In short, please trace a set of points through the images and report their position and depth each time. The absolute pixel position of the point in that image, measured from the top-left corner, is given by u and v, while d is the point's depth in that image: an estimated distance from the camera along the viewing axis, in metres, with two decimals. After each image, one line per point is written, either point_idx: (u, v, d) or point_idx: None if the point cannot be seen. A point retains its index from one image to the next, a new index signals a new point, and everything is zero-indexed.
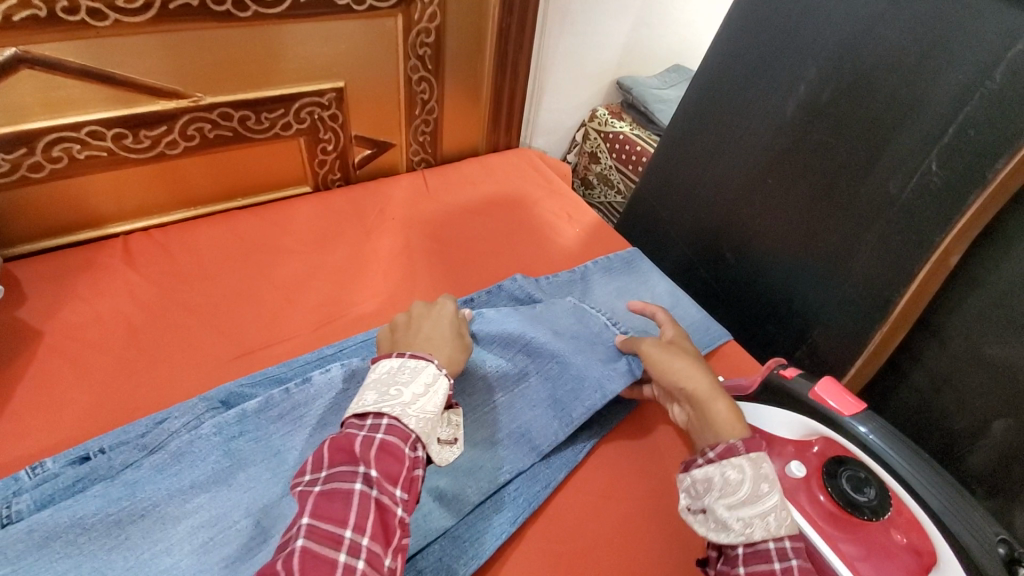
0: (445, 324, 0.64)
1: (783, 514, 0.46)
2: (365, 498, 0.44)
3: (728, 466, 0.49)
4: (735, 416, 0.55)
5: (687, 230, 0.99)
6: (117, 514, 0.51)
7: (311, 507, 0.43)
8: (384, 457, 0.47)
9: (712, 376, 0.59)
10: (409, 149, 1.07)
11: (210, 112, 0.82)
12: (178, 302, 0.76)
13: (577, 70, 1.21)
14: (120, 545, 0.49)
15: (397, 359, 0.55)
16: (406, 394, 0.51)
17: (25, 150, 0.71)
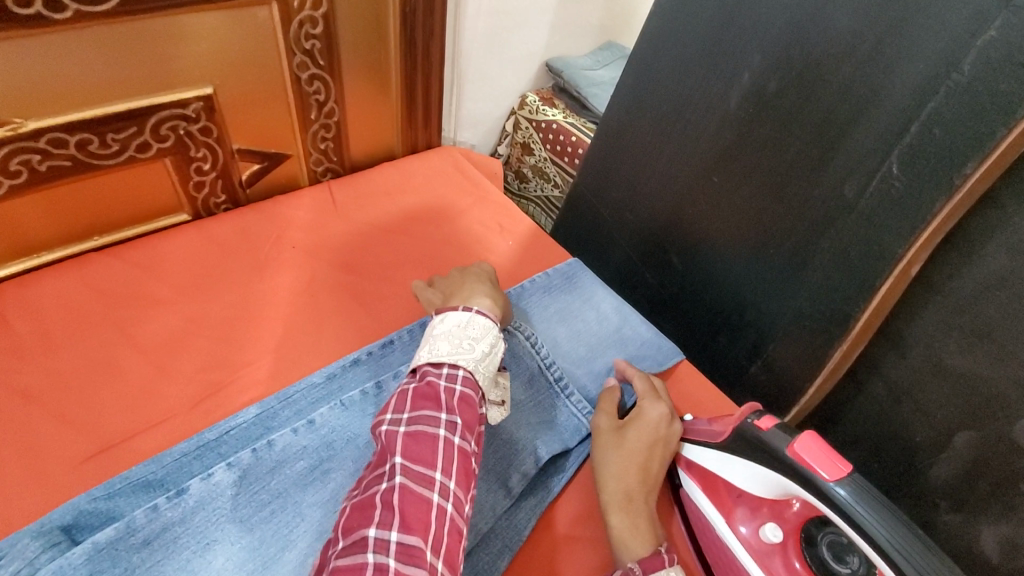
0: (484, 279, 0.73)
1: None
2: (450, 444, 0.47)
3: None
4: (629, 533, 0.52)
5: (629, 233, 0.90)
6: None
7: (402, 447, 0.46)
8: (463, 407, 0.51)
9: (636, 481, 0.55)
10: (310, 159, 0.92)
11: (35, 139, 0.64)
12: (13, 389, 0.60)
13: (500, 54, 1.07)
14: None
15: (465, 313, 0.59)
16: (478, 349, 0.56)
17: None
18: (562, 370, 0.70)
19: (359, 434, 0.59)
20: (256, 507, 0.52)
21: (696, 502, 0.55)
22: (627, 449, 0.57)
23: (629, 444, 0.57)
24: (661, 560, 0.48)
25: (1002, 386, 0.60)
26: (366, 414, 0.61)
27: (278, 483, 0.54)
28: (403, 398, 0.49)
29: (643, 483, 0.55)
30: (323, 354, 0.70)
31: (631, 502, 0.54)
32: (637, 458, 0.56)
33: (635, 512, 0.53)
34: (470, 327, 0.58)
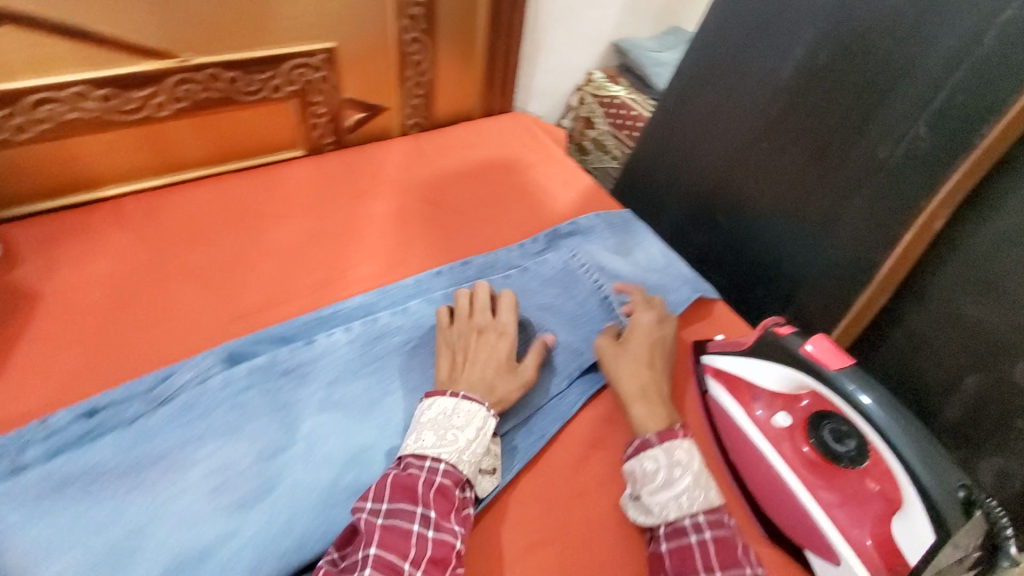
0: (502, 352, 0.64)
1: (694, 493, 0.55)
2: (425, 537, 0.50)
3: (644, 458, 0.57)
4: (652, 414, 0.62)
5: (681, 194, 0.99)
6: (132, 460, 0.52)
7: (376, 539, 0.49)
8: (440, 498, 0.52)
9: (648, 376, 0.65)
10: (403, 112, 1.06)
11: (198, 73, 0.80)
12: (173, 265, 0.76)
13: (572, 32, 1.19)
14: (138, 487, 0.51)
15: (452, 398, 0.57)
16: (461, 439, 0.55)
17: (8, 111, 0.71)
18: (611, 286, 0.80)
19: None
20: (367, 362, 0.66)
21: (719, 401, 0.65)
22: (631, 351, 0.68)
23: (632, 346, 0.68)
24: (679, 431, 0.59)
25: (1005, 332, 0.69)
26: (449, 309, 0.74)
27: (382, 349, 0.67)
28: (381, 484, 0.52)
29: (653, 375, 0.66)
30: (411, 266, 0.83)
31: (646, 390, 0.64)
32: (641, 357, 0.67)
33: (650, 397, 0.63)
34: (456, 414, 0.56)
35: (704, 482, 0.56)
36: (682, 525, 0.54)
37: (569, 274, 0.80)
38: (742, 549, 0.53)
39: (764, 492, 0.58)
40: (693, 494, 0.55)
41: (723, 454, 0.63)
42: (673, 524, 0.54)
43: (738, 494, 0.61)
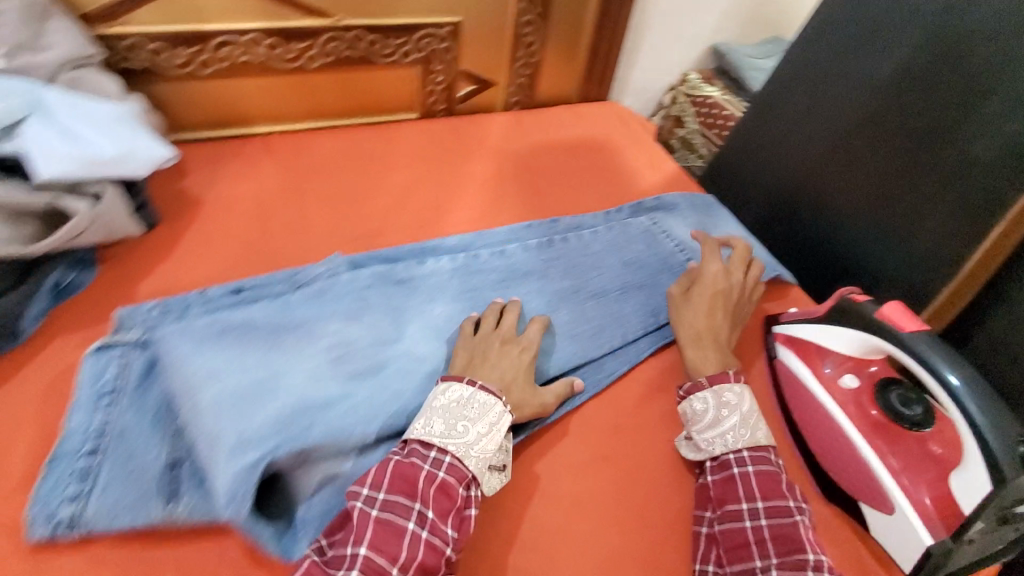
0: (524, 365, 0.65)
1: (739, 431, 0.62)
2: (417, 538, 0.51)
3: (692, 401, 0.64)
4: (703, 360, 0.68)
5: (765, 193, 1.00)
6: (275, 325, 0.64)
7: (369, 533, 0.50)
8: (439, 496, 0.53)
9: (705, 324, 0.71)
10: (508, 90, 1.15)
11: (346, 33, 0.93)
12: (305, 191, 0.88)
13: (674, 31, 1.24)
14: (279, 345, 0.62)
15: (468, 387, 0.59)
16: (472, 432, 0.57)
17: (198, 48, 0.86)
18: (692, 253, 0.88)
19: (531, 268, 0.81)
20: (466, 287, 0.76)
21: (788, 364, 0.68)
22: (697, 298, 0.73)
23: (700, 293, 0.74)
24: (727, 377, 0.65)
25: None
26: (540, 255, 0.83)
27: (479, 280, 0.77)
28: (384, 472, 0.53)
29: (712, 322, 0.71)
30: (505, 219, 0.91)
31: (702, 335, 0.70)
32: (707, 303, 0.72)
33: (706, 342, 0.70)
34: (470, 403, 0.58)
35: (750, 422, 0.63)
36: (726, 459, 0.61)
37: (650, 240, 0.88)
38: (785, 484, 0.59)
39: (824, 451, 0.61)
40: (739, 434, 0.62)
41: (785, 416, 0.67)
42: (720, 459, 0.62)
43: (795, 452, 0.65)
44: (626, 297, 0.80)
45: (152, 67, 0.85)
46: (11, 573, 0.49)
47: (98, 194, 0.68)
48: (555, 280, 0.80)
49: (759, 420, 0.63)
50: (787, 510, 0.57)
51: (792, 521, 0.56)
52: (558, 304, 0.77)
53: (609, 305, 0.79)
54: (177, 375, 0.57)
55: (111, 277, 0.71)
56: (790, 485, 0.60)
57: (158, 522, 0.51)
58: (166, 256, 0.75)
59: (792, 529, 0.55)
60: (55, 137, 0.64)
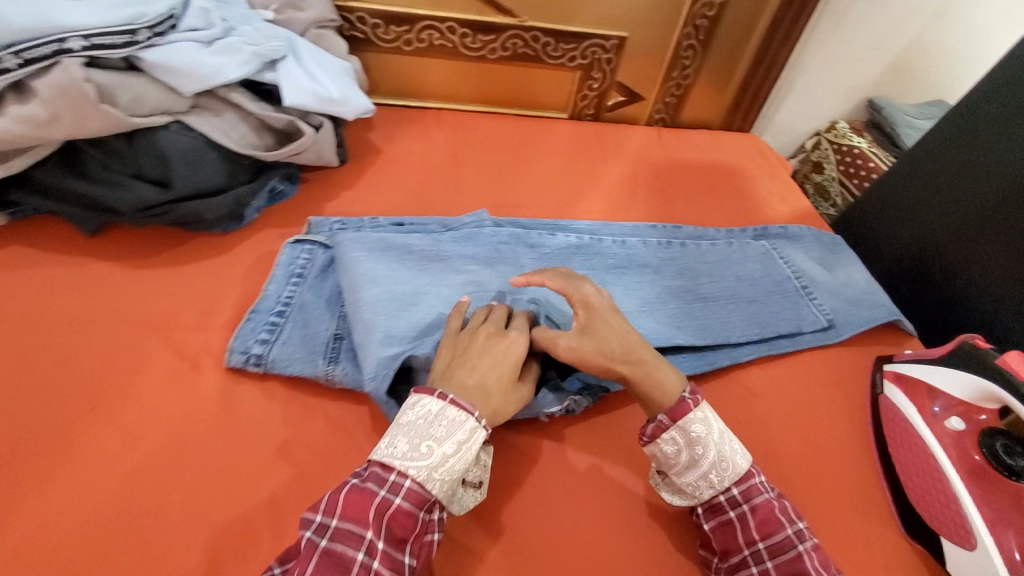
0: (507, 367, 0.58)
1: (719, 466, 0.58)
2: (367, 570, 0.47)
3: (661, 441, 0.58)
4: (661, 389, 0.60)
5: (900, 245, 1.00)
6: (424, 254, 0.76)
7: (313, 564, 0.46)
8: (395, 524, 0.49)
9: (639, 350, 0.61)
10: (655, 106, 1.24)
11: (526, 32, 1.06)
12: (464, 160, 1.02)
13: (832, 78, 1.25)
14: (426, 270, 0.74)
15: (439, 401, 0.53)
16: (437, 453, 0.51)
17: (407, 28, 1.03)
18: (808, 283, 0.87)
19: (647, 261, 0.87)
20: (585, 265, 0.84)
21: (894, 399, 0.70)
22: (606, 327, 0.62)
23: (607, 317, 0.63)
24: (688, 406, 0.58)
25: None
26: (657, 252, 0.89)
27: (598, 260, 0.85)
28: (336, 498, 0.49)
29: (643, 344, 0.62)
30: (631, 216, 0.98)
31: (645, 360, 0.61)
32: (618, 328, 0.62)
33: (643, 367, 0.60)
34: (439, 419, 0.52)
35: (726, 451, 0.58)
36: (716, 502, 0.58)
37: (769, 263, 0.89)
38: (780, 509, 0.57)
39: (917, 489, 0.63)
40: (718, 468, 0.58)
41: (879, 447, 0.70)
42: (709, 501, 0.59)
43: (882, 481, 0.67)
44: (734, 307, 0.82)
45: (368, 38, 1.04)
46: (211, 384, 0.63)
47: (319, 125, 0.85)
48: (667, 278, 0.85)
49: (736, 443, 0.59)
50: (789, 542, 0.55)
51: (796, 553, 0.54)
52: (666, 300, 0.81)
53: (715, 311, 0.81)
54: (349, 273, 0.70)
55: (308, 194, 0.87)
56: (784, 510, 0.57)
57: (320, 375, 0.63)
58: (350, 187, 0.91)
59: (799, 563, 0.53)
60: (302, 75, 0.82)
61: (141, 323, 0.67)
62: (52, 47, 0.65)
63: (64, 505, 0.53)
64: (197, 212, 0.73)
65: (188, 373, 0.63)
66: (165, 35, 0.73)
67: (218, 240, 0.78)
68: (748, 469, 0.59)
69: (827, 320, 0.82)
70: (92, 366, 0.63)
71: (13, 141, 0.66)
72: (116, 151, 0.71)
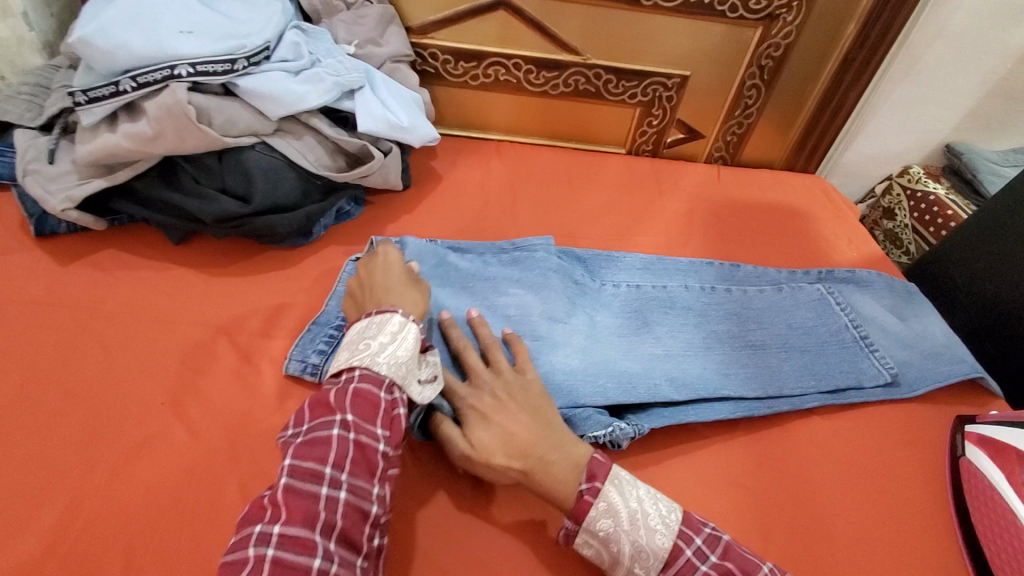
0: (395, 268, 0.66)
1: (639, 556, 0.51)
2: (346, 441, 0.49)
3: (579, 545, 0.53)
4: (563, 488, 0.54)
5: (986, 298, 0.93)
6: (470, 277, 0.78)
7: (294, 450, 0.49)
8: (361, 402, 0.52)
9: (528, 444, 0.56)
10: (715, 144, 1.23)
11: (589, 70, 1.09)
12: (521, 190, 1.04)
13: (905, 121, 1.21)
14: (471, 293, 0.76)
15: (364, 318, 0.58)
16: (375, 344, 0.56)
17: (475, 64, 1.08)
18: (866, 329, 0.82)
19: (693, 304, 0.83)
20: (633, 304, 0.82)
21: (981, 466, 0.65)
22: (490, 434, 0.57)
23: (489, 419, 0.58)
24: (586, 503, 0.52)
25: None
26: (705, 294, 0.85)
27: (645, 300, 0.82)
28: (301, 409, 0.52)
29: (532, 440, 0.56)
30: (687, 252, 0.97)
31: (534, 457, 0.55)
32: (501, 430, 0.57)
33: (538, 468, 0.55)
34: (368, 325, 0.57)
35: (643, 536, 0.51)
36: None
37: (826, 312, 0.84)
38: None
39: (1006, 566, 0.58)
40: (640, 561, 0.51)
41: (959, 512, 0.64)
42: None
43: (962, 552, 0.62)
44: (786, 356, 0.78)
45: (437, 73, 1.10)
46: (267, 389, 0.66)
47: (387, 151, 0.89)
48: (713, 322, 0.81)
49: (653, 518, 0.52)
50: None
51: None
52: (712, 345, 0.78)
53: (766, 360, 0.77)
54: None
55: (371, 215, 0.92)
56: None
57: None
58: (410, 211, 0.94)
59: None
60: (376, 104, 0.88)
61: (212, 327, 0.71)
62: (164, 72, 0.73)
63: (129, 490, 0.57)
64: (270, 225, 0.79)
65: (250, 376, 0.67)
66: (260, 64, 0.80)
67: (287, 253, 0.83)
68: (677, 544, 0.51)
69: (891, 374, 0.76)
70: (166, 363, 0.67)
71: (123, 154, 0.74)
72: (208, 167, 0.79)
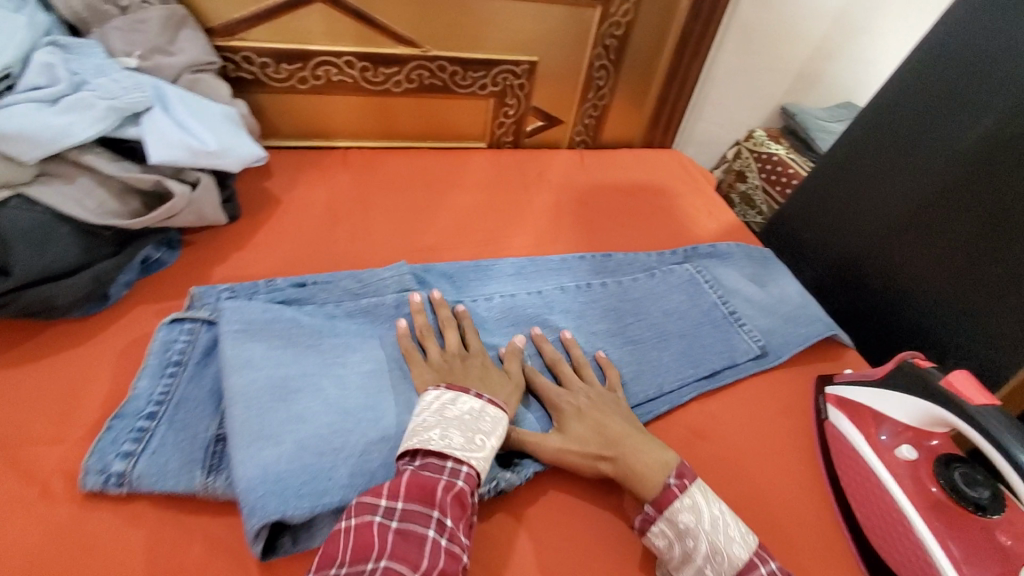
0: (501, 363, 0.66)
1: (716, 559, 0.53)
2: (437, 546, 0.47)
3: (651, 535, 0.55)
4: (648, 475, 0.57)
5: (832, 251, 0.99)
6: (315, 330, 0.64)
7: (390, 542, 0.46)
8: (457, 504, 0.50)
9: (618, 440, 0.60)
10: (575, 128, 1.20)
11: (431, 62, 1.00)
12: (374, 202, 0.94)
13: (744, 88, 1.26)
14: (316, 349, 0.62)
15: (478, 401, 0.58)
16: (489, 444, 0.55)
17: (300, 65, 0.95)
18: (734, 304, 0.84)
19: (572, 307, 0.79)
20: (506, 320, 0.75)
21: (843, 429, 0.68)
22: (581, 427, 0.62)
23: (584, 414, 0.63)
24: (673, 493, 0.55)
25: None
26: (582, 291, 0.81)
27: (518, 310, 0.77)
28: (397, 483, 0.50)
29: (621, 432, 0.61)
30: (558, 248, 0.93)
31: (620, 449, 0.60)
32: (594, 425, 0.62)
33: (621, 458, 0.59)
34: (481, 417, 0.56)
35: (721, 540, 0.53)
36: None
37: (697, 291, 0.85)
38: None
39: (879, 530, 0.61)
40: (714, 563, 0.53)
41: (829, 476, 0.67)
42: None
43: (839, 519, 0.64)
44: (664, 347, 0.77)
45: (257, 78, 0.95)
46: (59, 514, 0.52)
47: (196, 181, 0.75)
48: (592, 322, 0.78)
49: (732, 530, 0.54)
50: None
51: None
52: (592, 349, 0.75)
53: (645, 354, 0.76)
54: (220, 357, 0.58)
55: (192, 258, 0.77)
56: None
57: (197, 490, 0.53)
58: (242, 247, 0.81)
59: None
60: (170, 126, 0.72)
61: None
62: None
63: None
64: (46, 298, 0.63)
65: (31, 503, 0.52)
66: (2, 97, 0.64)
67: (80, 326, 0.67)
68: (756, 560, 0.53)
69: (759, 346, 0.78)
70: None
71: None
72: None
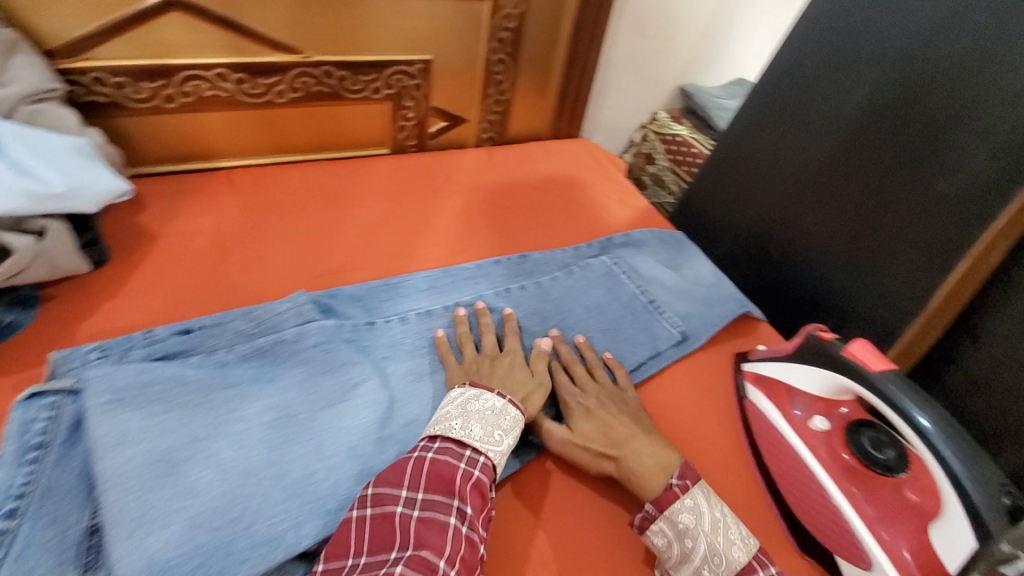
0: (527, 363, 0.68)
1: (714, 560, 0.52)
2: (458, 533, 0.49)
3: (651, 535, 0.55)
4: (649, 474, 0.58)
5: (737, 227, 1.02)
6: (203, 384, 0.57)
7: (415, 531, 0.49)
8: (476, 493, 0.52)
9: (622, 440, 0.61)
10: (480, 125, 1.17)
11: (315, 68, 0.93)
12: (267, 226, 0.86)
13: (642, 72, 1.28)
14: (206, 406, 0.55)
15: (500, 399, 0.59)
16: (506, 441, 0.56)
17: (163, 82, 0.85)
18: (652, 292, 0.85)
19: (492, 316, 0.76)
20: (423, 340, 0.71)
21: (761, 407, 0.70)
22: (588, 426, 0.63)
23: (593, 414, 0.64)
24: (675, 493, 0.55)
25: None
26: (500, 297, 0.78)
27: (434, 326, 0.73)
28: (418, 472, 0.52)
29: (628, 433, 0.62)
30: (472, 255, 0.90)
31: (625, 449, 0.60)
32: (602, 424, 0.63)
33: (624, 457, 0.60)
34: (502, 416, 0.58)
35: (721, 543, 0.53)
36: None
37: (615, 284, 0.84)
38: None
39: (802, 502, 0.63)
40: (712, 564, 0.52)
41: (754, 455, 0.69)
42: None
43: (766, 497, 0.65)
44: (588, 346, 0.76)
45: (115, 100, 0.84)
46: None
47: (42, 229, 0.65)
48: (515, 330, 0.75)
49: (733, 532, 0.54)
50: None
51: None
52: None
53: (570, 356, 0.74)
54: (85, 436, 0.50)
55: (52, 316, 0.67)
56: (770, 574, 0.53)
57: None
58: (113, 295, 0.71)
59: None
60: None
61: None
62: None
63: None
64: None
65: None
66: None
67: None
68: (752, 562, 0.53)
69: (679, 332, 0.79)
70: None
71: None
72: None
